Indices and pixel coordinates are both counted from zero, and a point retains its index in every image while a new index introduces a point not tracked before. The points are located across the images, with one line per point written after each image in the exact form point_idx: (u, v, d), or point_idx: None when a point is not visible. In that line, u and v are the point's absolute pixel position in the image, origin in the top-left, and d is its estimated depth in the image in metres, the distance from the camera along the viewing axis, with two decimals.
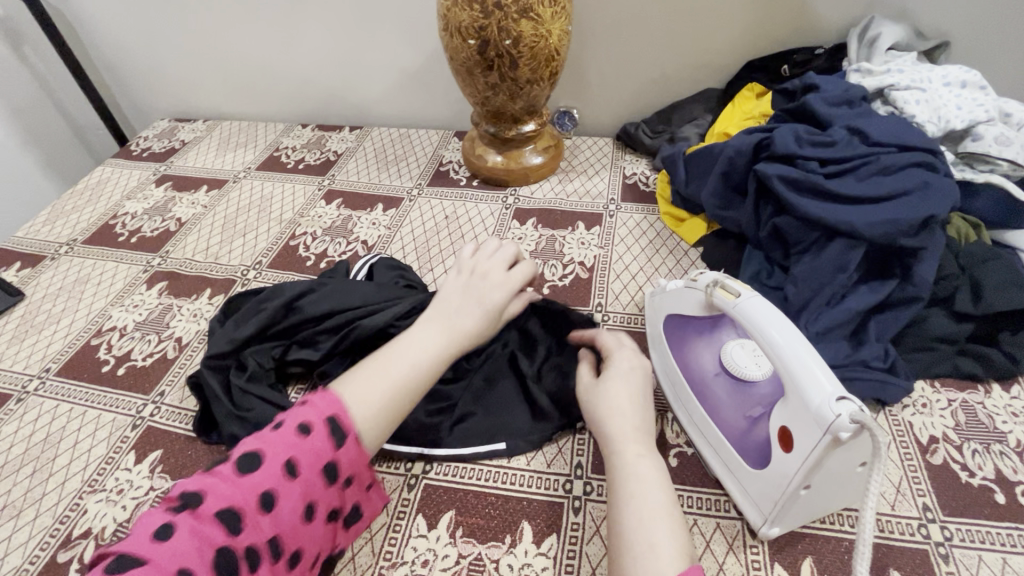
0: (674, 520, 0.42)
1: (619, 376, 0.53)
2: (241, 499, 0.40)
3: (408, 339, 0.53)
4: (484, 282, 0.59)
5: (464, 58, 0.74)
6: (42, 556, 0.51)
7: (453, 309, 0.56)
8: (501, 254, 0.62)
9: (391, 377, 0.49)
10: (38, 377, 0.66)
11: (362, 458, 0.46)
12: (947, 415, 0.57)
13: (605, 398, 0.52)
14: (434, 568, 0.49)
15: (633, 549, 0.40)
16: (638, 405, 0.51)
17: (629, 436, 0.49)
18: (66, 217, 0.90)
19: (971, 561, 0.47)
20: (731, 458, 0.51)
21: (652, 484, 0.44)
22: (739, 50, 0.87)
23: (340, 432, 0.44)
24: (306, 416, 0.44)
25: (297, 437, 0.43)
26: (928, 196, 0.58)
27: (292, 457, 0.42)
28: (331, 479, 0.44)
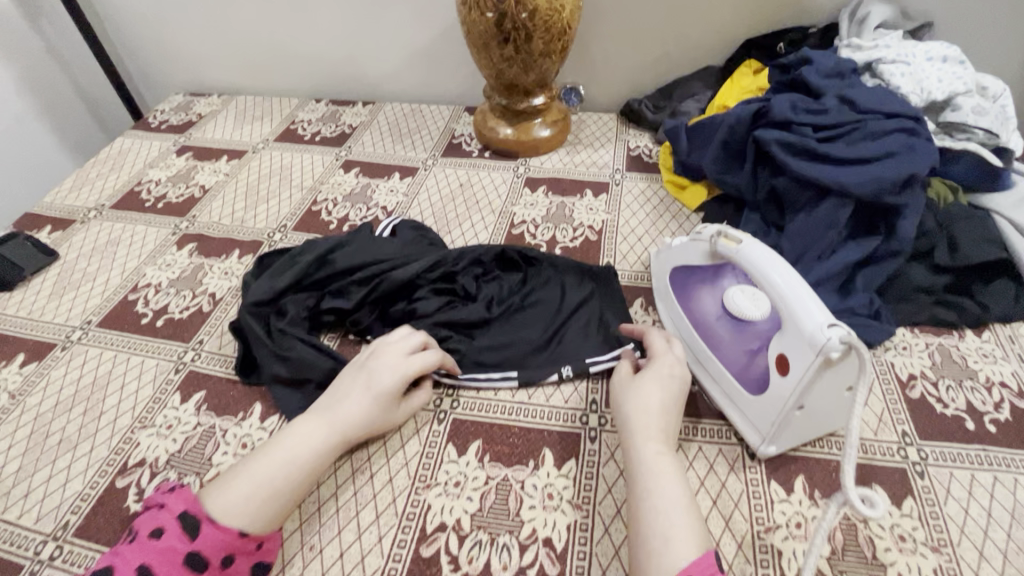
0: (691, 516, 0.44)
1: (654, 376, 0.54)
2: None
3: (288, 436, 0.51)
4: (375, 368, 0.56)
5: (481, 30, 0.78)
6: (101, 482, 0.56)
7: (340, 400, 0.54)
8: (405, 339, 0.58)
9: (258, 478, 0.47)
10: (81, 328, 0.70)
11: (231, 536, 0.44)
12: (925, 355, 0.63)
13: (639, 396, 0.53)
14: (466, 487, 0.54)
15: (651, 541, 0.43)
16: (668, 404, 0.53)
17: (652, 432, 0.50)
18: (92, 183, 0.93)
19: (943, 477, 0.53)
20: (732, 388, 0.56)
21: (671, 481, 0.47)
22: (738, 29, 0.92)
23: (192, 526, 0.44)
24: (162, 520, 0.44)
25: (149, 543, 0.42)
26: (910, 157, 0.64)
27: (143, 562, 0.41)
28: (197, 566, 0.42)
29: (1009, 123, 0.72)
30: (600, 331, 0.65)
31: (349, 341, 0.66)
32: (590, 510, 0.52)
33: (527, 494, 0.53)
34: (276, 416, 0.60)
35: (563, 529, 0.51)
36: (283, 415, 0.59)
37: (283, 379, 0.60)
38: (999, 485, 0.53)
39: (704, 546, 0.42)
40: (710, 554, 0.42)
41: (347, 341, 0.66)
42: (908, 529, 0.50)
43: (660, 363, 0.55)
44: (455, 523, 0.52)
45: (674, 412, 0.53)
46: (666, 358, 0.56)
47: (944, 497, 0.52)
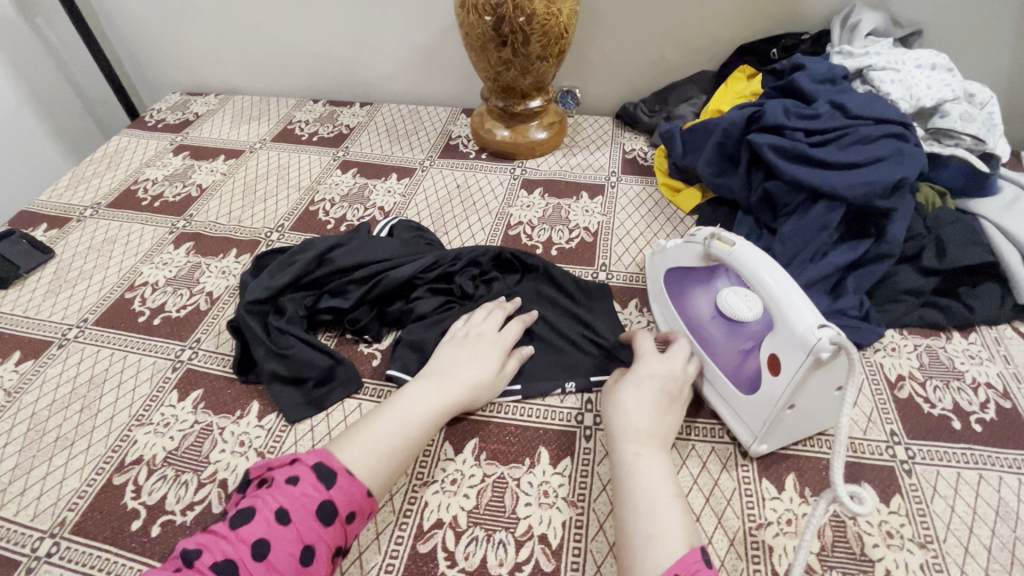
0: (674, 514, 0.45)
1: (632, 379, 0.55)
2: (236, 551, 0.41)
3: (404, 399, 0.54)
4: (478, 342, 0.61)
5: (480, 33, 0.79)
6: (99, 479, 0.56)
7: (449, 368, 0.58)
8: (492, 318, 0.64)
9: (380, 437, 0.50)
10: (77, 326, 0.70)
11: (358, 491, 0.47)
12: (913, 356, 0.64)
13: (616, 401, 0.54)
14: (462, 485, 0.55)
15: (635, 542, 0.43)
16: (647, 407, 0.53)
17: (632, 436, 0.51)
18: (88, 182, 0.93)
19: (930, 474, 0.55)
20: (725, 387, 0.57)
21: (653, 480, 0.47)
22: (733, 34, 0.93)
23: (327, 475, 0.46)
24: (295, 469, 0.46)
25: (287, 488, 0.45)
26: (899, 162, 0.65)
27: (283, 505, 0.44)
28: (329, 517, 0.45)
29: (996, 130, 0.73)
30: (594, 331, 0.66)
31: (346, 340, 0.67)
32: (585, 507, 0.53)
33: (523, 492, 0.54)
34: (274, 414, 0.60)
35: (559, 526, 0.52)
36: (281, 413, 0.60)
37: (281, 377, 0.60)
38: (984, 483, 0.54)
39: (689, 543, 0.43)
40: (694, 551, 0.42)
41: (344, 340, 0.67)
42: (896, 526, 0.51)
43: (641, 365, 0.57)
44: (452, 520, 0.52)
45: (659, 413, 0.53)
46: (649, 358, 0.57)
47: (931, 494, 0.53)
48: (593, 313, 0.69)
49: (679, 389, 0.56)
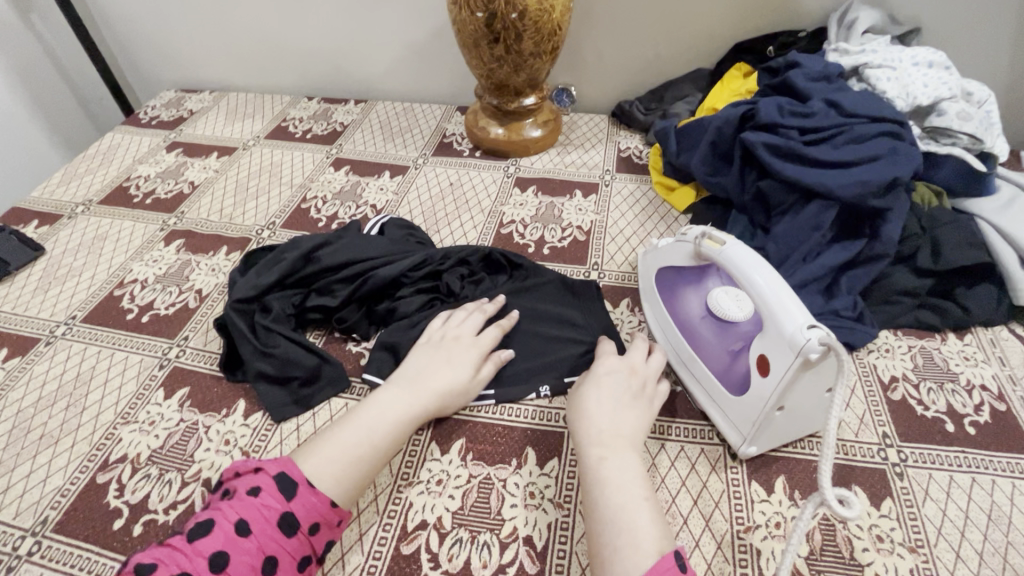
0: (641, 518, 0.44)
1: (592, 385, 0.55)
2: (193, 565, 0.40)
3: (372, 404, 0.54)
4: (451, 347, 0.60)
5: (472, 30, 0.79)
6: (82, 477, 0.55)
7: (420, 373, 0.57)
8: (470, 320, 0.63)
9: (347, 445, 0.50)
10: (65, 324, 0.70)
11: (322, 503, 0.46)
12: (907, 358, 0.63)
13: (576, 410, 0.54)
14: (448, 486, 0.54)
15: (605, 552, 0.43)
16: (607, 410, 0.52)
17: (594, 441, 0.50)
18: (80, 179, 0.93)
19: (922, 478, 0.54)
20: (714, 389, 0.57)
21: (617, 486, 0.46)
22: (729, 32, 0.92)
23: (289, 486, 0.45)
24: (257, 479, 0.46)
25: (248, 499, 0.44)
26: (894, 161, 0.64)
27: (243, 517, 0.43)
28: (290, 528, 0.44)
29: (994, 129, 0.72)
30: (583, 331, 0.65)
31: (335, 339, 0.66)
32: (571, 508, 0.52)
33: (509, 493, 0.53)
34: (260, 413, 0.60)
35: (544, 528, 0.51)
36: (267, 412, 0.59)
37: (267, 376, 0.60)
38: (977, 486, 0.53)
39: (656, 548, 0.42)
40: (669, 555, 0.41)
41: (332, 339, 0.66)
42: (886, 530, 0.50)
43: (596, 371, 0.57)
44: (436, 521, 0.52)
45: (620, 413, 0.52)
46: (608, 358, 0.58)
47: (922, 498, 0.52)
48: (583, 313, 0.68)
49: (641, 389, 0.55)
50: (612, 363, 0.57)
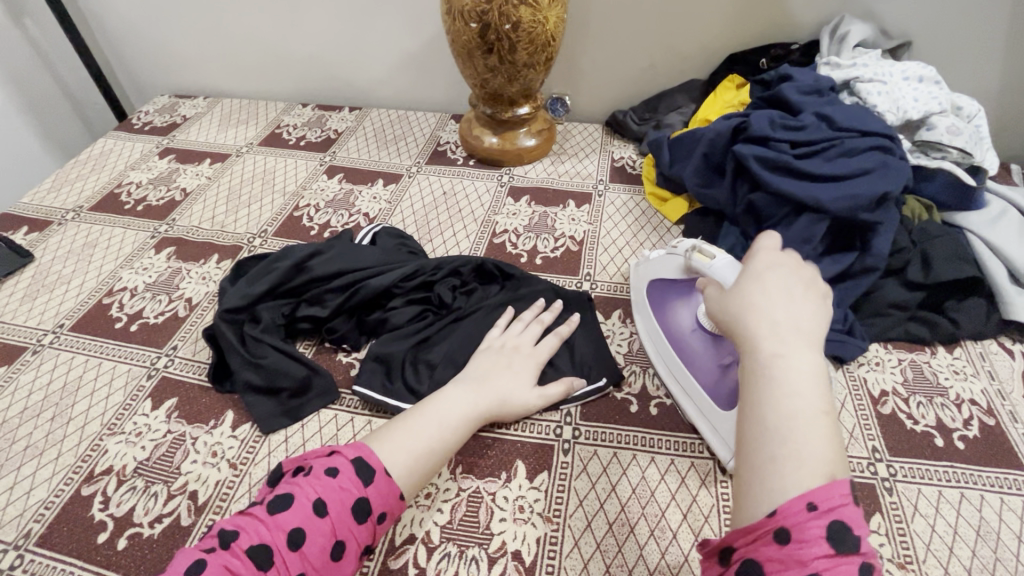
0: (813, 438, 0.36)
1: (754, 276, 0.43)
2: (271, 537, 0.43)
3: (440, 401, 0.55)
4: (514, 354, 0.61)
5: (466, 40, 0.79)
6: (67, 490, 0.55)
7: (485, 375, 0.58)
8: (528, 329, 0.64)
9: (420, 437, 0.51)
10: (52, 332, 0.69)
11: (393, 493, 0.47)
12: (897, 372, 0.64)
13: (735, 301, 0.43)
14: (436, 500, 0.54)
15: (756, 463, 0.36)
16: (780, 301, 0.41)
17: (764, 332, 0.39)
18: (71, 185, 0.92)
19: (911, 493, 0.54)
20: (703, 402, 0.57)
21: (791, 394, 0.37)
22: (723, 43, 0.93)
23: (366, 472, 0.47)
24: (335, 461, 0.47)
25: (327, 479, 0.46)
26: (885, 175, 0.65)
27: (320, 496, 0.45)
28: (361, 515, 0.45)
29: (983, 143, 0.73)
30: (575, 343, 0.65)
31: (325, 349, 0.66)
32: (560, 523, 0.52)
33: (497, 506, 0.53)
34: (248, 424, 0.59)
35: (533, 542, 0.51)
36: (255, 423, 0.59)
37: (256, 387, 0.60)
38: (966, 502, 0.53)
39: (826, 471, 0.35)
40: (841, 481, 0.35)
41: (323, 349, 0.66)
42: (875, 545, 0.50)
43: (757, 261, 0.45)
44: (424, 535, 0.51)
45: (799, 303, 0.41)
46: (770, 246, 0.45)
47: (911, 513, 0.52)
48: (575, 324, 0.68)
49: (816, 282, 0.43)
50: (775, 256, 0.44)
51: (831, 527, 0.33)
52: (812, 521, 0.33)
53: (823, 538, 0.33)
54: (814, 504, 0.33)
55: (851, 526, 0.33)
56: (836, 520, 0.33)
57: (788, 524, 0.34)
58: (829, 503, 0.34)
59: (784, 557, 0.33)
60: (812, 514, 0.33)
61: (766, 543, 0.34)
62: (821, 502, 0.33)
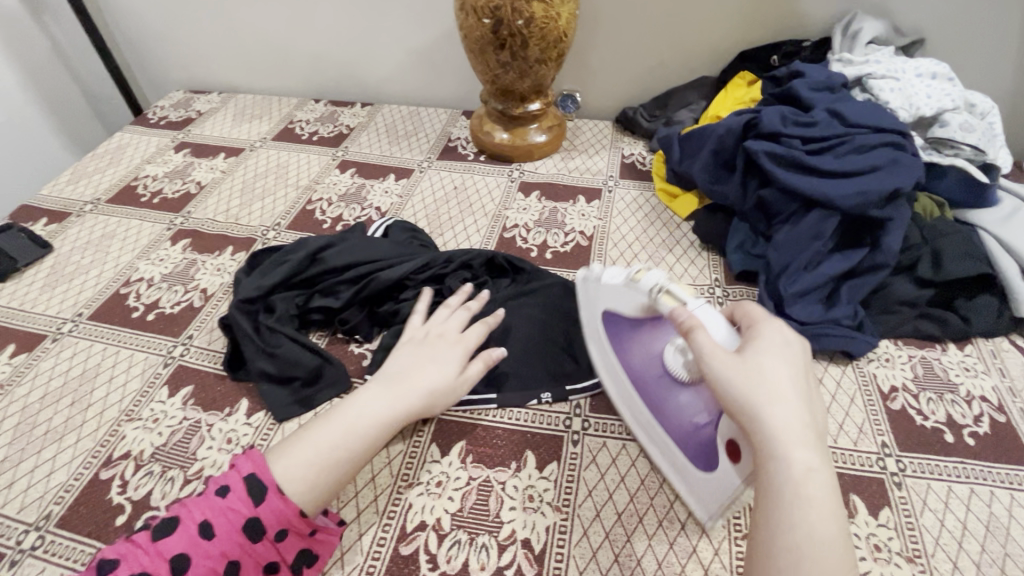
0: (840, 549, 0.37)
1: (772, 363, 0.44)
2: (154, 564, 0.42)
3: (354, 406, 0.52)
4: (434, 347, 0.58)
5: (478, 36, 0.79)
6: (86, 473, 0.56)
7: (400, 375, 0.55)
8: (453, 317, 0.61)
9: (322, 448, 0.49)
10: (71, 320, 0.71)
11: (289, 509, 0.46)
12: (907, 368, 0.64)
13: (762, 391, 0.42)
14: (447, 488, 0.54)
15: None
16: (799, 394, 0.43)
17: (795, 438, 0.40)
18: (90, 178, 0.94)
19: (920, 488, 0.54)
20: (676, 459, 0.52)
21: (820, 507, 0.38)
22: (733, 41, 0.93)
23: (257, 491, 0.46)
24: (228, 479, 0.47)
25: (215, 501, 0.45)
26: (895, 172, 0.65)
27: (207, 519, 0.44)
28: (254, 534, 0.45)
29: (997, 141, 0.73)
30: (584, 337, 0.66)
31: (337, 340, 0.67)
32: (570, 512, 0.53)
33: (507, 496, 0.54)
34: (262, 412, 0.60)
35: (542, 531, 0.51)
36: (269, 411, 0.60)
37: (270, 376, 0.61)
38: (975, 498, 0.53)
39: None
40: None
41: (335, 339, 0.67)
42: (884, 539, 0.50)
43: (767, 343, 0.45)
44: (435, 523, 0.52)
45: (808, 401, 0.43)
46: (771, 325, 0.47)
47: (920, 508, 0.52)
48: None
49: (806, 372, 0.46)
50: (780, 337, 0.47)
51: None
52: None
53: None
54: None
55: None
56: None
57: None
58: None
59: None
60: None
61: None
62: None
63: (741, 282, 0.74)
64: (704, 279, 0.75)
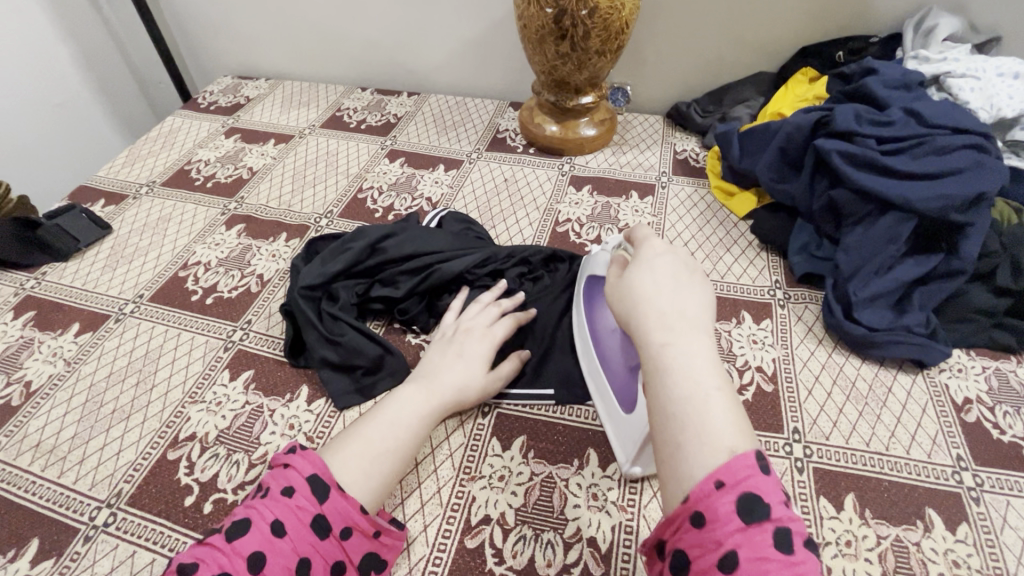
0: (713, 417, 0.34)
1: (641, 266, 0.44)
2: (231, 565, 0.40)
3: (392, 404, 0.54)
4: (465, 342, 0.60)
5: (539, 25, 0.78)
6: (153, 453, 0.57)
7: (434, 372, 0.57)
8: (484, 312, 0.63)
9: (369, 443, 0.50)
10: (133, 302, 0.72)
11: (353, 507, 0.45)
12: (981, 379, 0.61)
13: (625, 292, 0.42)
14: (510, 482, 0.54)
15: (664, 453, 0.35)
16: (664, 289, 0.41)
17: (654, 323, 0.39)
18: (144, 161, 0.95)
19: (1000, 504, 0.52)
20: (612, 405, 0.56)
21: (684, 376, 0.36)
22: (796, 35, 0.90)
23: (323, 489, 0.45)
24: (290, 478, 0.45)
25: (282, 500, 0.44)
26: (980, 174, 0.62)
27: (279, 518, 0.42)
28: (323, 532, 0.43)
29: None
30: None
31: (395, 330, 0.67)
32: (634, 512, 0.52)
33: (571, 493, 0.53)
34: (323, 399, 0.61)
35: (608, 530, 0.51)
36: (330, 399, 0.60)
37: (332, 363, 0.61)
38: None
39: (727, 449, 0.33)
40: (745, 454, 0.33)
41: (392, 329, 0.67)
42: (963, 555, 0.49)
43: (643, 252, 0.45)
44: (500, 517, 0.52)
45: (683, 291, 0.41)
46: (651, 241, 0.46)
47: (1000, 525, 0.51)
48: None
49: (697, 271, 0.44)
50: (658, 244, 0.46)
51: (742, 501, 0.31)
52: (723, 498, 0.32)
53: (736, 515, 0.31)
54: (721, 482, 0.32)
55: (764, 497, 0.31)
56: (746, 494, 0.31)
57: (701, 508, 0.32)
58: (735, 477, 0.32)
59: (702, 542, 0.32)
60: (720, 492, 0.32)
61: (685, 529, 0.33)
62: (727, 479, 0.32)
63: (803, 285, 0.72)
64: (765, 280, 0.73)
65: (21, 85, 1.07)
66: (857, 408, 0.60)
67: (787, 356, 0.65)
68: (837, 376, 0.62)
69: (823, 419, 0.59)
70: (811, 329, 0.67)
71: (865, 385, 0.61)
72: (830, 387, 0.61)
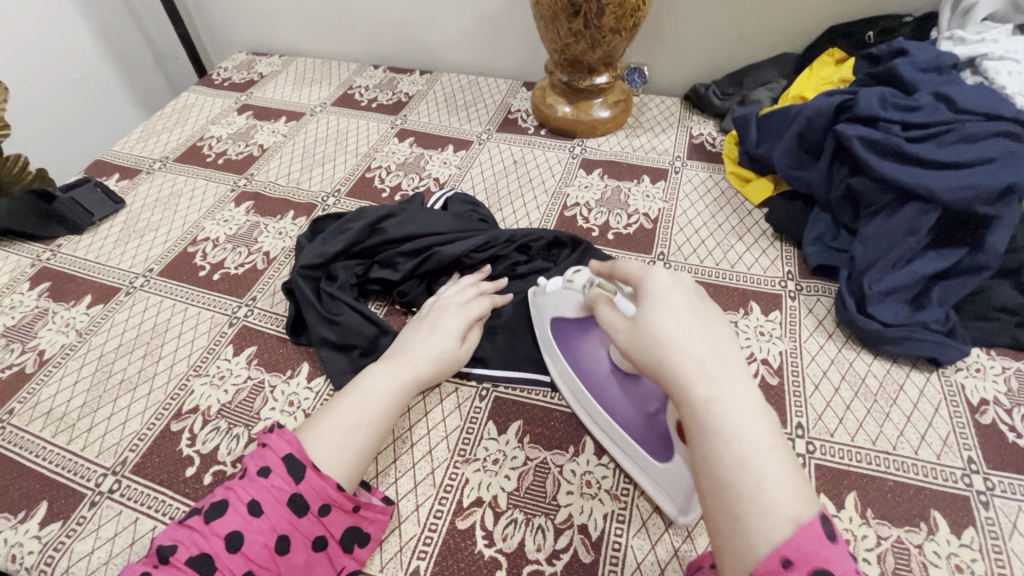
0: (771, 479, 0.34)
1: (657, 307, 0.41)
2: (210, 545, 0.42)
3: (362, 381, 0.54)
4: (437, 319, 0.60)
5: (551, 2, 0.76)
6: (157, 424, 0.58)
7: (404, 349, 0.58)
8: (460, 291, 0.63)
9: (342, 421, 0.50)
10: (143, 276, 0.73)
11: (330, 484, 0.46)
12: (1000, 380, 0.59)
13: (649, 341, 0.40)
14: (504, 466, 0.54)
15: (720, 523, 0.34)
16: (692, 332, 0.40)
17: (692, 376, 0.38)
18: (158, 136, 0.96)
19: (1010, 510, 0.50)
20: (639, 457, 0.51)
21: (734, 438, 0.35)
22: (824, 13, 0.85)
23: (298, 468, 0.46)
24: (266, 459, 0.46)
25: (258, 480, 0.45)
26: (1011, 164, 0.59)
27: (254, 498, 0.44)
28: (299, 509, 0.45)
29: None
30: None
31: (395, 311, 0.67)
32: (628, 501, 0.51)
33: (565, 479, 0.53)
34: (322, 377, 0.61)
35: (600, 518, 0.50)
36: (328, 378, 0.60)
37: (330, 343, 0.61)
38: None
39: (793, 517, 0.33)
40: (811, 521, 0.33)
41: (393, 311, 0.67)
42: (967, 560, 0.47)
43: (650, 286, 0.42)
44: (492, 500, 0.52)
45: (711, 333, 0.40)
46: (653, 272, 0.43)
47: (1009, 531, 0.49)
48: None
49: (708, 301, 0.43)
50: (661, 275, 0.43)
51: None
52: None
53: None
54: (788, 559, 0.31)
55: (834, 570, 0.31)
56: (815, 570, 0.31)
57: None
58: (805, 553, 0.31)
59: None
60: (788, 570, 0.31)
61: None
62: (795, 555, 0.31)
63: (818, 276, 0.70)
64: (776, 271, 0.71)
65: (42, 59, 1.09)
66: (866, 405, 0.58)
67: (795, 349, 0.63)
68: (846, 371, 0.61)
69: (829, 415, 0.57)
70: (821, 323, 0.65)
71: (876, 383, 0.59)
72: (839, 383, 0.60)
